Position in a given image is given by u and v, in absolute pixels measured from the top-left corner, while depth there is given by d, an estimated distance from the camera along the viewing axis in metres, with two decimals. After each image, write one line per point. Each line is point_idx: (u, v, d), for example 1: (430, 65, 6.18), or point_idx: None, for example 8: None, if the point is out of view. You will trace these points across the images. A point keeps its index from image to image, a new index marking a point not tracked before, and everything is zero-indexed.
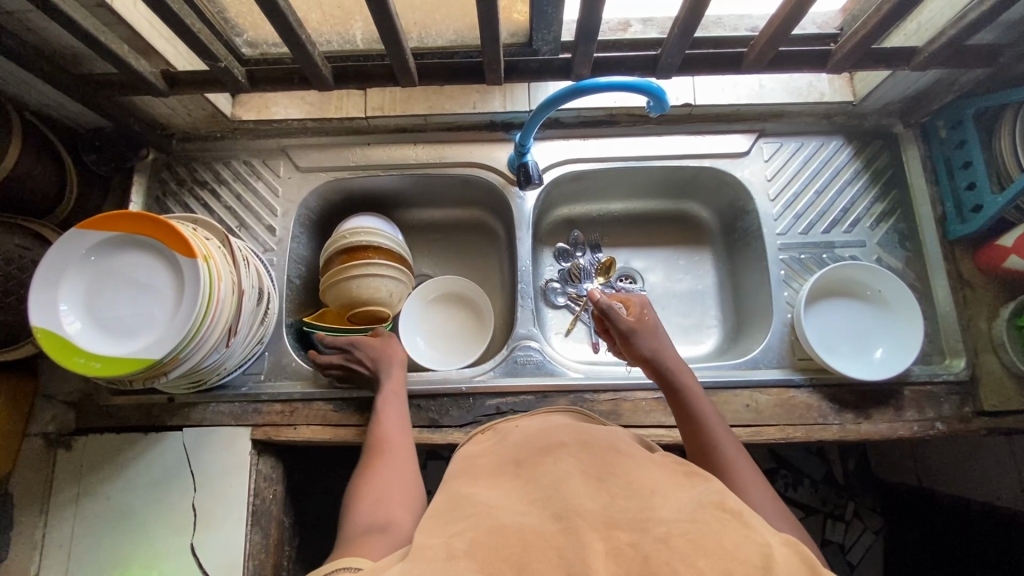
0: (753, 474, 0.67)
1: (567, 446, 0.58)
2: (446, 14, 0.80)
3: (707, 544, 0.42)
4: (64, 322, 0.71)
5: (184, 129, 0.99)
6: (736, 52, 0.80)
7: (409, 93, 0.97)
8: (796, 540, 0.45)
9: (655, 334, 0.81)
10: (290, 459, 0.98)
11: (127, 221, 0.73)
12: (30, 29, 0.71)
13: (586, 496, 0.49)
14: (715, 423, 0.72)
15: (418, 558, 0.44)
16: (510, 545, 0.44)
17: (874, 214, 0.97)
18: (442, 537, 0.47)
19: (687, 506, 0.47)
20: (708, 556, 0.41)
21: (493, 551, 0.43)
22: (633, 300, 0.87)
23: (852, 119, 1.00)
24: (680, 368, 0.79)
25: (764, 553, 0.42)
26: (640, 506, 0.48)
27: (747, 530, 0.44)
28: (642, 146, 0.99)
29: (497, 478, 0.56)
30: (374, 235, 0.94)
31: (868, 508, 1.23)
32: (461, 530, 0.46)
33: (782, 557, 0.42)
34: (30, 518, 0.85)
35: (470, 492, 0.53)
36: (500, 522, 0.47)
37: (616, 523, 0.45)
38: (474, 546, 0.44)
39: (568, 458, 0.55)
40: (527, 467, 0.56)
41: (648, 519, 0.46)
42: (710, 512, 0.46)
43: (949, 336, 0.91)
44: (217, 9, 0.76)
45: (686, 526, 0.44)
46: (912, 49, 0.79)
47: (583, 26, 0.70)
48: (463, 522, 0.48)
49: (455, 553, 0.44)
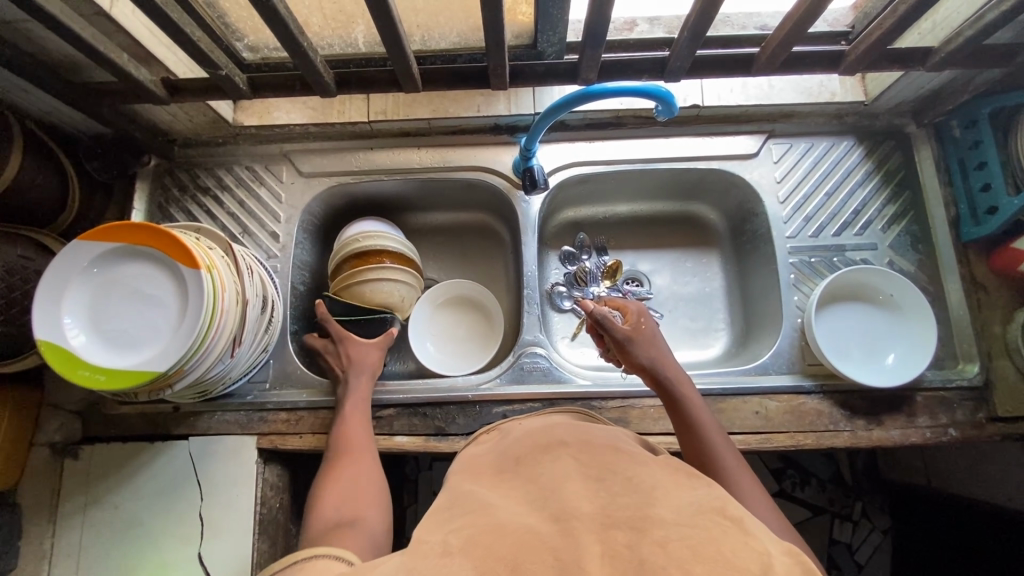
0: (753, 483, 0.66)
1: (566, 445, 0.56)
2: (448, 16, 0.76)
3: (705, 550, 0.40)
4: (68, 335, 0.70)
5: (186, 135, 0.98)
6: (746, 54, 0.78)
7: (413, 97, 0.96)
8: (798, 549, 0.42)
9: (653, 342, 0.81)
10: (297, 466, 0.98)
11: (129, 232, 0.72)
12: (28, 38, 0.70)
13: (586, 498, 0.47)
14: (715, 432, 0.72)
15: (413, 556, 0.43)
16: (507, 545, 0.42)
17: (887, 216, 0.95)
18: (439, 533, 0.45)
19: (684, 509, 0.45)
20: (705, 563, 0.39)
21: (490, 549, 0.42)
22: (631, 308, 0.86)
23: (863, 118, 0.98)
24: (680, 378, 0.78)
25: (763, 562, 0.39)
26: (639, 505, 0.45)
27: (746, 537, 0.42)
28: (649, 148, 0.98)
29: (498, 478, 0.55)
30: (385, 239, 0.93)
31: (877, 507, 1.22)
32: (458, 528, 0.45)
33: (781, 565, 0.40)
34: (38, 527, 0.86)
35: (475, 489, 0.52)
36: (500, 520, 0.45)
37: (613, 524, 0.43)
38: (470, 541, 0.43)
39: (567, 458, 0.53)
40: (527, 467, 0.54)
41: (647, 519, 0.43)
42: (709, 518, 0.43)
43: (963, 341, 0.90)
44: (218, 14, 0.73)
45: (684, 531, 0.42)
46: (927, 50, 0.77)
47: (590, 29, 0.68)
48: (460, 519, 0.47)
49: (451, 549, 0.42)
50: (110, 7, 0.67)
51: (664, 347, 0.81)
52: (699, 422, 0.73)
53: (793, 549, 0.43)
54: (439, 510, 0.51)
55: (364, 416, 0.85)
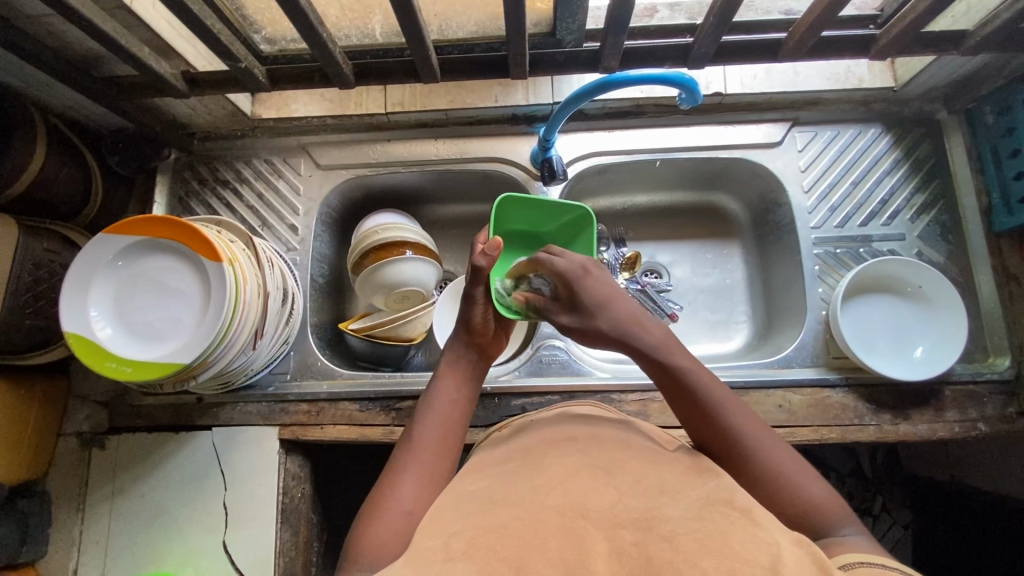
0: (779, 447, 0.57)
1: (577, 441, 0.58)
2: (466, 4, 0.75)
3: (712, 543, 0.41)
4: (95, 327, 0.72)
5: (205, 128, 0.98)
6: (773, 39, 0.76)
7: (430, 87, 0.95)
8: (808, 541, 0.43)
9: (598, 295, 0.65)
10: (317, 457, 0.98)
11: (152, 225, 0.73)
12: (50, 34, 0.70)
13: (596, 493, 0.48)
14: (724, 412, 0.58)
15: (417, 559, 0.43)
16: (508, 546, 0.42)
17: (914, 206, 0.93)
18: (441, 536, 0.45)
19: (690, 505, 0.47)
20: (711, 556, 0.40)
21: (494, 551, 0.42)
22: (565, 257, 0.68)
23: (892, 105, 0.95)
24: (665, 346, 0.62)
25: (772, 554, 0.40)
26: (646, 506, 0.47)
27: (756, 529, 0.43)
28: (670, 137, 0.96)
29: (506, 467, 0.56)
30: (413, 232, 0.95)
31: (897, 501, 1.18)
32: (460, 532, 0.45)
33: (792, 556, 0.40)
34: (67, 515, 0.88)
35: (484, 488, 0.52)
36: (512, 518, 0.45)
37: (620, 522, 0.45)
38: (473, 546, 0.43)
39: (577, 452, 0.55)
40: (536, 459, 0.56)
41: (654, 518, 0.45)
42: (717, 510, 0.45)
43: (993, 334, 0.88)
44: (235, 7, 0.72)
45: (694, 525, 0.43)
46: (962, 33, 0.75)
47: (612, 16, 0.67)
48: (466, 521, 0.46)
49: (453, 555, 0.42)
50: (131, 1, 0.67)
51: (609, 295, 0.65)
52: (709, 396, 0.59)
53: (804, 539, 0.43)
54: (456, 499, 0.51)
55: (451, 411, 0.66)
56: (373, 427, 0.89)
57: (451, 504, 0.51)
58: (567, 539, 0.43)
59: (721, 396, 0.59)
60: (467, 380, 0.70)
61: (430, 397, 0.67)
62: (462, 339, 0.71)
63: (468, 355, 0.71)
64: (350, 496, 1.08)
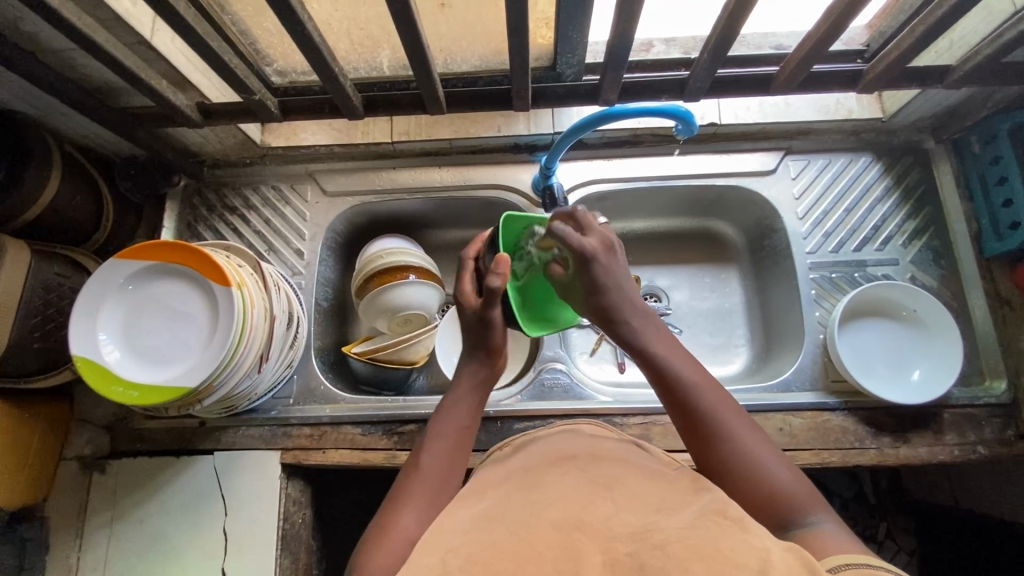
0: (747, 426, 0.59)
1: (574, 460, 0.58)
2: (471, 40, 0.79)
3: (702, 548, 0.41)
4: (103, 351, 0.73)
5: (215, 156, 1.01)
6: (765, 73, 0.79)
7: (434, 118, 0.99)
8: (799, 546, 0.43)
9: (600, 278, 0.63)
10: (318, 483, 0.98)
11: (165, 251, 0.74)
12: (72, 66, 0.73)
13: (593, 509, 0.49)
14: (694, 384, 0.60)
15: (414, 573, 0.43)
16: (502, 561, 0.42)
17: (906, 231, 0.95)
18: (438, 554, 0.45)
19: (687, 517, 0.47)
20: (701, 560, 0.40)
21: (491, 566, 0.42)
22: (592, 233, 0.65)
23: (881, 135, 0.98)
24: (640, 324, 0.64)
25: (760, 557, 0.40)
26: (642, 521, 0.47)
27: (745, 535, 0.43)
28: (667, 166, 0.99)
29: (505, 485, 0.56)
30: (422, 258, 0.98)
31: (902, 529, 1.16)
32: (458, 547, 0.45)
33: (780, 558, 0.41)
34: (65, 541, 0.87)
35: (484, 505, 0.52)
36: (509, 534, 0.46)
37: (614, 537, 0.45)
38: (470, 561, 0.43)
39: (575, 471, 0.56)
40: (536, 475, 0.56)
41: (649, 530, 0.45)
42: (710, 520, 0.45)
43: (989, 357, 0.89)
44: (250, 40, 0.76)
45: (685, 534, 0.44)
46: (944, 68, 0.79)
47: (612, 51, 0.70)
48: (463, 537, 0.47)
49: (450, 569, 0.42)
50: (152, 35, 0.70)
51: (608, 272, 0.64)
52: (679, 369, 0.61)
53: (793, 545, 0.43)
54: (456, 517, 0.51)
55: (463, 436, 0.65)
56: (375, 451, 0.88)
57: (450, 520, 0.51)
58: (562, 552, 0.43)
59: (690, 371, 0.61)
60: (479, 410, 0.68)
61: (441, 421, 0.66)
62: (478, 362, 0.69)
63: (489, 378, 0.69)
64: (350, 523, 1.07)
